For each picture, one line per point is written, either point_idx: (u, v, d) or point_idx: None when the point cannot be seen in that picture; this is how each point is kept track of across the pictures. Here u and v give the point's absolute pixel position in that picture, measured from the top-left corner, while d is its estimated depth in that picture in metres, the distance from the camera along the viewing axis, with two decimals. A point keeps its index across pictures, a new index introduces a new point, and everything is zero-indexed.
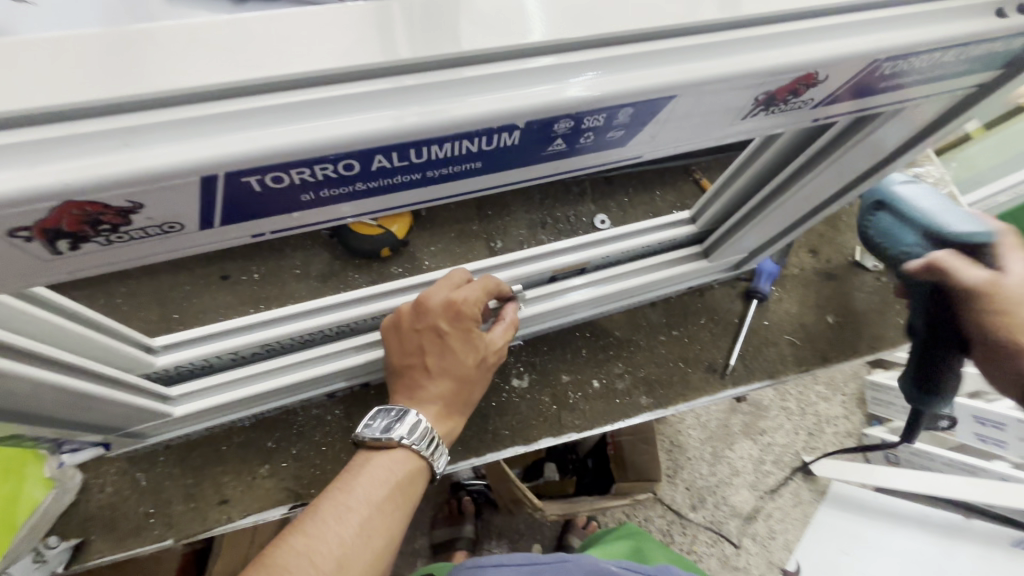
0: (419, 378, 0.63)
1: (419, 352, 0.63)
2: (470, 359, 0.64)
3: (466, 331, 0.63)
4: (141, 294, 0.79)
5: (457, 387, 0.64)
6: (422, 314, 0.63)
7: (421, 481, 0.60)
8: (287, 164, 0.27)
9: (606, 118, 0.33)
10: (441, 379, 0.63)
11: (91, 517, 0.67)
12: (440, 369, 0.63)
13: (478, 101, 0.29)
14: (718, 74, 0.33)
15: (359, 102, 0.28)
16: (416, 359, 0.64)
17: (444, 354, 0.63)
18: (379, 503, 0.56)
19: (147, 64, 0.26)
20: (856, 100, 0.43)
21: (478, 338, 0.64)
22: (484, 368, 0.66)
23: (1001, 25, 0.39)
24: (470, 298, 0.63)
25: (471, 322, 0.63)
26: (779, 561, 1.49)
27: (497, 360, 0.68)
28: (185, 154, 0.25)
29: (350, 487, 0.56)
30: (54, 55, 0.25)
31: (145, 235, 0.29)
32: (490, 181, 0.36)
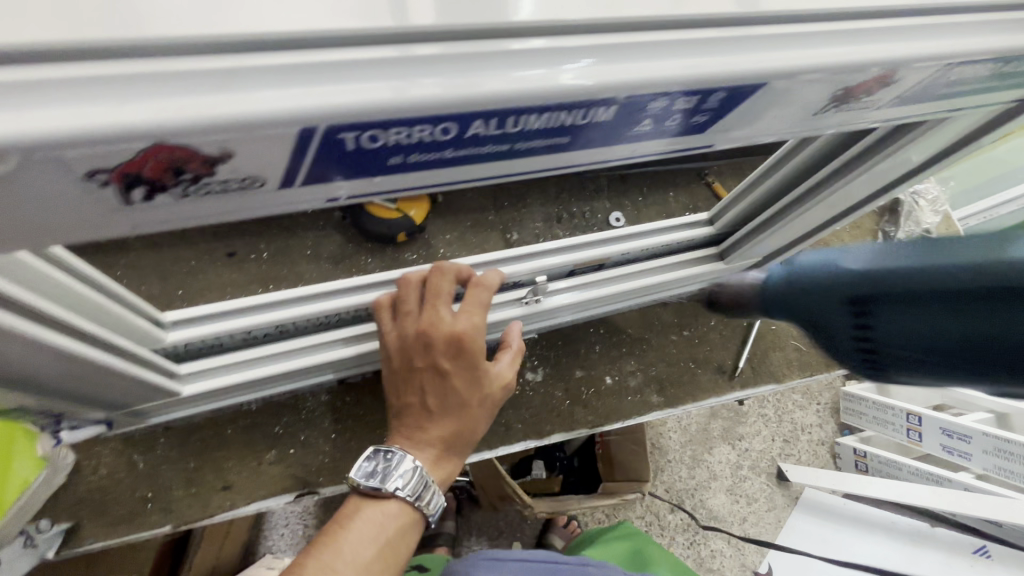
0: (421, 418, 0.60)
1: (420, 388, 0.60)
2: (474, 394, 0.61)
3: (469, 363, 0.60)
4: (141, 268, 0.75)
5: (461, 425, 0.61)
6: (422, 348, 0.60)
7: (411, 535, 0.57)
8: (388, 122, 0.26)
9: (698, 100, 0.32)
10: (443, 417, 0.60)
11: (82, 501, 0.63)
12: (442, 407, 0.60)
13: (584, 71, 0.28)
14: (814, 65, 0.32)
15: (466, 61, 0.26)
16: (417, 396, 0.60)
17: (447, 391, 0.60)
18: (368, 562, 0.53)
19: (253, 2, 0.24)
20: (916, 105, 0.43)
21: (482, 372, 0.61)
22: (489, 403, 0.63)
23: None
24: (471, 330, 0.60)
25: (474, 355, 0.60)
26: (751, 564, 1.48)
27: (503, 391, 0.65)
28: (286, 102, 0.24)
29: (339, 545, 0.53)
30: None
31: (223, 189, 0.27)
32: (568, 158, 0.35)
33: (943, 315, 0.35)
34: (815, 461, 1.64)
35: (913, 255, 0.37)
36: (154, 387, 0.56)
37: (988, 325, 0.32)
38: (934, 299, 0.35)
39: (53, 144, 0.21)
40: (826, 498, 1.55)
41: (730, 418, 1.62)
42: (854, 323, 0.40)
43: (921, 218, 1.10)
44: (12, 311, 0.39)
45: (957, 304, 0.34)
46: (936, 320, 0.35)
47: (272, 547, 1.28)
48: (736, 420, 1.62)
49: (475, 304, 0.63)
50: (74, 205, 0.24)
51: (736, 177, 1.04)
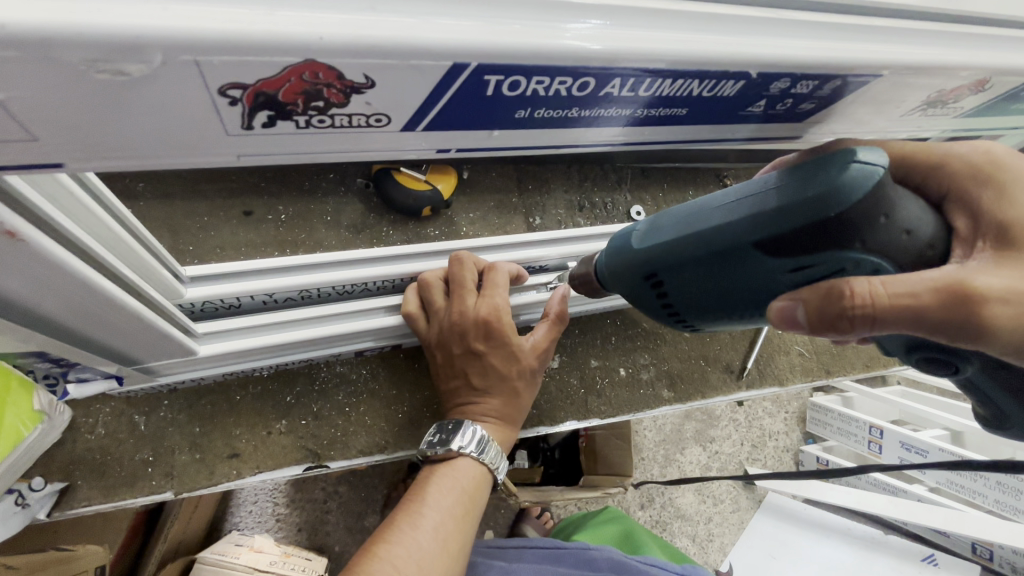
0: (469, 400, 0.62)
1: (462, 372, 0.62)
2: (513, 367, 0.61)
3: (501, 339, 0.60)
4: (150, 219, 0.71)
5: (507, 396, 0.62)
6: (454, 334, 0.61)
7: (484, 492, 0.61)
8: (535, 68, 0.24)
9: (814, 87, 0.32)
10: (488, 395, 0.61)
11: (78, 460, 0.59)
12: (485, 386, 0.61)
13: (725, 42, 0.28)
14: (923, 64, 0.33)
15: (611, 15, 0.26)
16: (460, 380, 0.62)
17: (486, 371, 0.61)
18: (451, 508, 0.56)
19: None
20: (983, 117, 0.45)
21: (516, 344, 0.61)
22: (532, 369, 0.63)
23: None
24: (496, 308, 0.60)
25: (505, 332, 0.60)
26: (713, 562, 1.53)
27: (546, 353, 0.65)
28: (449, 34, 0.22)
29: (422, 497, 0.57)
30: None
31: (346, 124, 0.25)
32: (674, 132, 0.34)
33: (716, 277, 0.44)
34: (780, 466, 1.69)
35: (670, 229, 0.45)
36: (177, 344, 0.53)
37: (725, 279, 0.44)
38: (693, 265, 0.44)
39: (201, 44, 0.19)
40: (787, 502, 1.61)
41: (704, 421, 1.65)
42: (656, 291, 0.49)
43: None
44: None
45: (722, 266, 0.43)
46: (730, 272, 0.43)
47: (240, 524, 1.23)
48: (709, 422, 1.65)
49: (493, 282, 0.62)
50: (193, 123, 0.22)
51: None
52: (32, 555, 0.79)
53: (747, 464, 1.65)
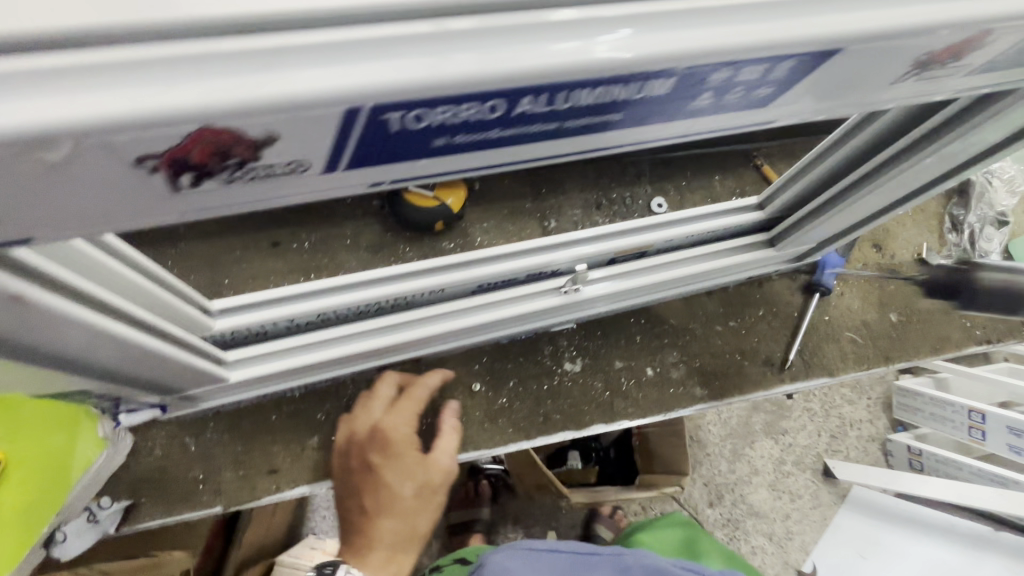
0: (362, 518, 0.67)
1: (357, 491, 0.67)
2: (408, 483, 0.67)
3: (397, 454, 0.68)
4: (191, 258, 0.78)
5: (403, 516, 0.67)
6: (354, 450, 0.68)
7: None
8: (435, 101, 0.25)
9: (763, 71, 0.30)
10: (382, 513, 0.66)
11: (142, 480, 0.66)
12: (377, 505, 0.67)
13: (652, 40, 0.26)
14: (896, 26, 0.30)
15: (537, 34, 0.25)
16: (354, 498, 0.67)
17: (379, 488, 0.67)
18: None
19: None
20: (1000, 72, 0.39)
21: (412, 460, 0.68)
22: (432, 489, 0.69)
23: None
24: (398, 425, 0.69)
25: (400, 448, 0.68)
26: (795, 561, 1.45)
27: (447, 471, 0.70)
28: (337, 81, 0.23)
29: None
30: None
31: (269, 173, 0.26)
32: (618, 135, 0.33)
33: None
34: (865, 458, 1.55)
35: None
36: (205, 372, 0.59)
37: None
38: None
39: (96, 129, 0.20)
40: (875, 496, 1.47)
41: (774, 412, 1.54)
42: None
43: (995, 200, 0.99)
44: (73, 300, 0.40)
45: None
46: None
47: (315, 527, 1.32)
48: (780, 414, 1.54)
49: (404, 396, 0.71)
50: (124, 189, 0.24)
51: (787, 159, 0.99)
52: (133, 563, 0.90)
53: (826, 456, 1.52)
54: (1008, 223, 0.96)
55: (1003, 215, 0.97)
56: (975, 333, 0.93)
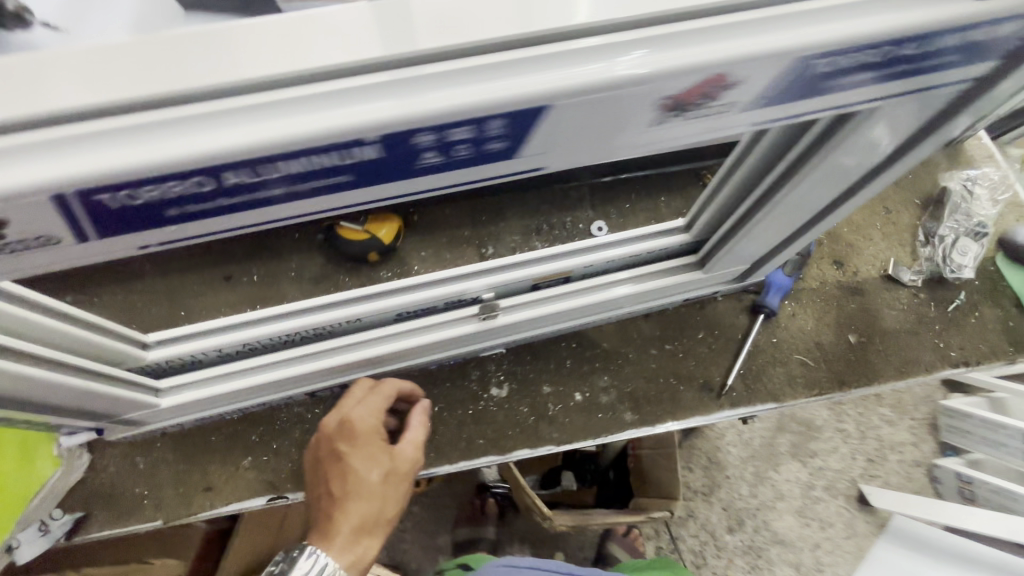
0: (331, 506, 0.67)
1: (327, 477, 0.68)
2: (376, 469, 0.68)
3: (367, 440, 0.69)
4: (151, 292, 0.85)
5: (369, 504, 0.67)
6: (328, 437, 0.70)
7: None
8: (134, 183, 0.28)
9: (475, 130, 0.32)
10: (349, 500, 0.66)
11: (95, 494, 0.74)
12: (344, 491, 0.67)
13: (333, 114, 0.29)
14: (597, 82, 0.31)
15: (222, 120, 0.28)
16: (324, 486, 0.68)
17: (349, 474, 0.67)
18: None
19: (23, 86, 0.27)
20: (792, 103, 0.39)
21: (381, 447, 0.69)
22: (396, 477, 0.70)
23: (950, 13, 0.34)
24: (369, 413, 0.71)
25: (370, 434, 0.70)
26: None
27: (413, 462, 0.72)
28: (30, 175, 0.26)
29: None
30: None
31: (25, 248, 0.31)
32: (368, 195, 0.35)
33: None
34: (906, 484, 1.45)
35: None
36: (132, 399, 0.66)
37: None
38: None
39: None
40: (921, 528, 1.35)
41: (801, 433, 1.47)
42: None
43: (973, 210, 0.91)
44: None
45: None
46: None
47: None
48: (809, 435, 1.47)
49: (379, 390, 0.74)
50: None
51: None
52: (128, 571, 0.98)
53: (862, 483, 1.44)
54: (985, 233, 0.89)
55: (981, 224, 0.89)
56: (951, 355, 0.86)
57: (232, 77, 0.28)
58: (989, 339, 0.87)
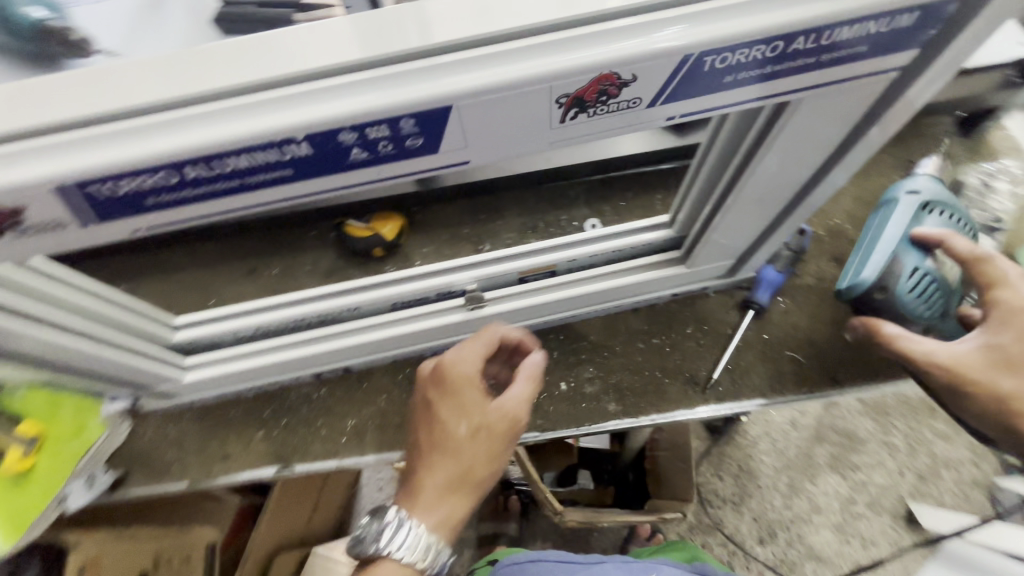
0: (420, 457, 0.64)
1: (421, 426, 0.65)
2: (464, 423, 0.62)
3: (456, 391, 0.64)
4: (188, 282, 0.96)
5: (455, 461, 0.62)
6: (423, 386, 0.67)
7: None
8: (114, 176, 0.35)
9: (390, 128, 0.37)
10: (436, 455, 0.62)
11: (135, 456, 0.85)
12: (431, 444, 0.63)
13: (267, 117, 0.35)
14: (490, 84, 0.35)
15: (181, 123, 0.35)
16: (418, 436, 0.65)
17: (436, 425, 0.63)
18: None
19: (44, 104, 0.35)
20: (701, 98, 0.41)
21: (471, 401, 0.63)
22: (494, 435, 0.63)
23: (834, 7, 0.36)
24: (464, 361, 0.65)
25: (461, 385, 0.64)
26: None
27: (512, 420, 0.64)
28: (39, 170, 0.34)
29: None
30: None
31: (42, 230, 0.39)
32: (313, 187, 0.41)
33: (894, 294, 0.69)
34: None
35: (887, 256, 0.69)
36: (159, 372, 0.75)
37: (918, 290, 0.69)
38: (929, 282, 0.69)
39: None
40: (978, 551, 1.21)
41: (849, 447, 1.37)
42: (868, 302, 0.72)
43: (994, 205, 0.87)
44: (26, 316, 0.57)
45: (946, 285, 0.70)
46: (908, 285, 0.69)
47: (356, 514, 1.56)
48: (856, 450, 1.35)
49: (481, 339, 0.68)
50: None
51: None
52: (172, 535, 1.10)
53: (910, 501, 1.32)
54: (1001, 228, 0.85)
55: (998, 219, 0.85)
56: None
57: (189, 91, 0.36)
58: None
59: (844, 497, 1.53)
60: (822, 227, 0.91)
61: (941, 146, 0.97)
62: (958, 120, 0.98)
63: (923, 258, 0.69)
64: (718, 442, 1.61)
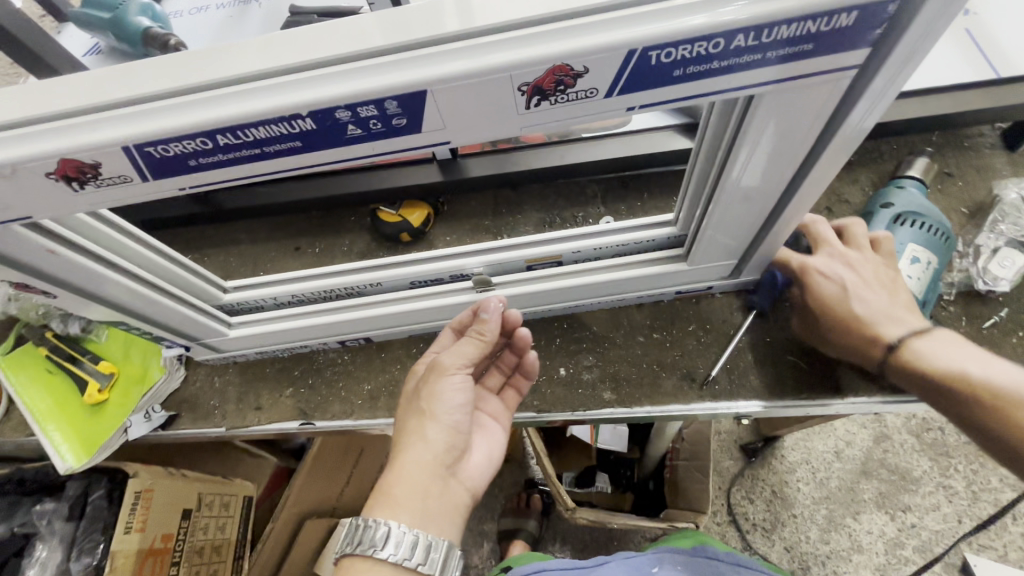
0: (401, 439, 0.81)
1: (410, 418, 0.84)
2: (410, 391, 0.80)
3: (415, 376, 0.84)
4: (244, 255, 1.10)
5: (401, 421, 0.78)
6: None
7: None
8: (165, 139, 0.45)
9: (378, 109, 0.44)
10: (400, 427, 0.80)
11: (183, 400, 0.98)
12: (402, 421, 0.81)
13: (280, 96, 0.43)
14: (457, 73, 0.42)
15: (214, 100, 0.44)
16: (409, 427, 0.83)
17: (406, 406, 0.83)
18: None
19: (122, 84, 0.46)
20: (656, 90, 0.46)
21: (417, 373, 0.82)
22: (421, 390, 0.77)
23: (767, 8, 0.39)
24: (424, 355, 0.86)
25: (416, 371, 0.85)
26: None
27: (437, 372, 0.77)
28: (112, 133, 0.45)
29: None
30: (74, 87, 0.47)
31: (113, 182, 0.50)
32: (319, 158, 0.49)
33: None
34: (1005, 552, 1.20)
35: None
36: (208, 326, 0.87)
37: None
38: None
39: (21, 162, 0.46)
40: None
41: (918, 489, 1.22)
42: None
43: None
44: (102, 263, 0.70)
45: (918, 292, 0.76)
46: None
47: None
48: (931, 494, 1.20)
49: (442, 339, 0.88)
50: (55, 190, 0.50)
51: None
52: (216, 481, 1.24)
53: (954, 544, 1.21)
54: None
55: None
56: None
57: (222, 74, 0.45)
58: None
59: (889, 539, 1.44)
60: None
61: (982, 157, 0.92)
62: (1004, 132, 0.93)
63: None
64: (752, 463, 1.56)
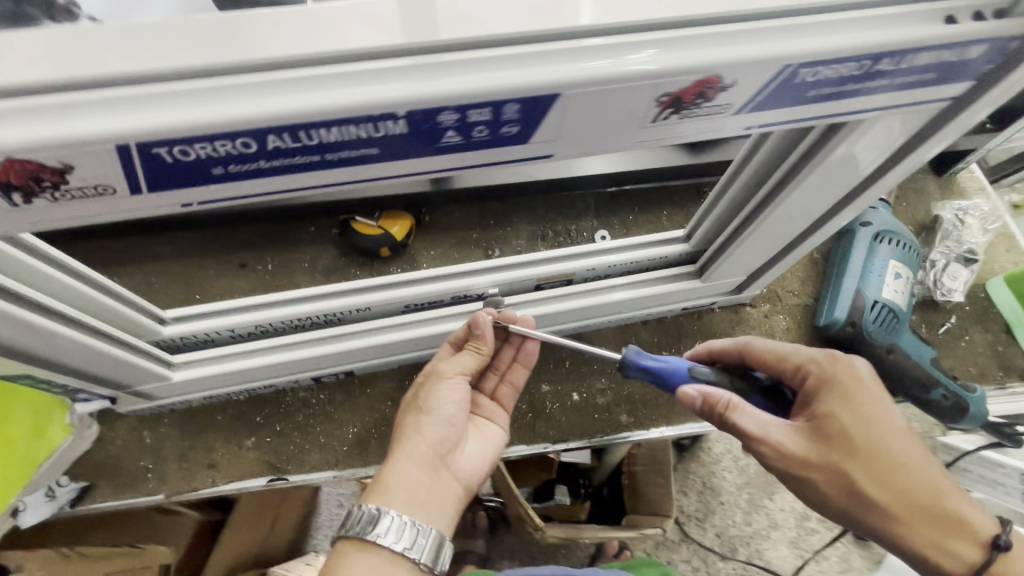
0: None
1: None
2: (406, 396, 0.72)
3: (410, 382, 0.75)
4: (170, 274, 0.89)
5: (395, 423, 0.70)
6: None
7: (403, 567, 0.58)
8: (189, 138, 0.32)
9: (493, 112, 0.35)
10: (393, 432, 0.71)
11: (99, 464, 0.76)
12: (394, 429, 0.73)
13: (370, 88, 0.33)
14: (604, 75, 0.35)
15: (272, 88, 0.32)
16: None
17: None
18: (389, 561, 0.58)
19: (111, 52, 0.31)
20: (781, 109, 0.42)
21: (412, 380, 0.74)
22: (415, 394, 0.69)
23: (918, 33, 0.38)
24: None
25: None
26: None
27: (433, 376, 0.69)
28: (105, 125, 0.31)
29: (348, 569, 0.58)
30: (21, 50, 0.31)
31: (84, 195, 0.35)
32: (393, 169, 0.39)
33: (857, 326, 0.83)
34: None
35: (841, 295, 0.85)
36: (147, 370, 0.68)
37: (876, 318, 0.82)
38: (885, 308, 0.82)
39: None
40: None
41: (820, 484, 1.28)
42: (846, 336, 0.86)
43: (965, 237, 0.95)
44: (8, 297, 0.50)
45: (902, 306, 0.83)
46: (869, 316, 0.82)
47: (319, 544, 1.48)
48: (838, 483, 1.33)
49: None
50: None
51: None
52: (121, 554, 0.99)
53: None
54: (975, 259, 0.92)
55: (971, 251, 0.92)
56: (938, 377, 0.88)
57: (279, 53, 0.33)
58: (979, 363, 0.89)
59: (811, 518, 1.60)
60: (818, 249, 0.96)
61: (919, 182, 1.05)
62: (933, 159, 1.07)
63: (879, 292, 0.82)
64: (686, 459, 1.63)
